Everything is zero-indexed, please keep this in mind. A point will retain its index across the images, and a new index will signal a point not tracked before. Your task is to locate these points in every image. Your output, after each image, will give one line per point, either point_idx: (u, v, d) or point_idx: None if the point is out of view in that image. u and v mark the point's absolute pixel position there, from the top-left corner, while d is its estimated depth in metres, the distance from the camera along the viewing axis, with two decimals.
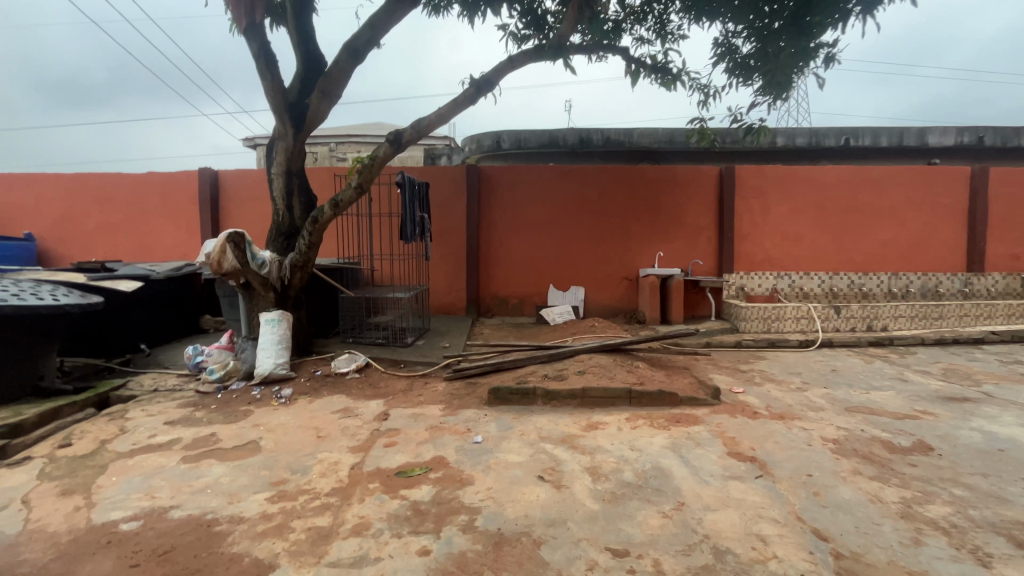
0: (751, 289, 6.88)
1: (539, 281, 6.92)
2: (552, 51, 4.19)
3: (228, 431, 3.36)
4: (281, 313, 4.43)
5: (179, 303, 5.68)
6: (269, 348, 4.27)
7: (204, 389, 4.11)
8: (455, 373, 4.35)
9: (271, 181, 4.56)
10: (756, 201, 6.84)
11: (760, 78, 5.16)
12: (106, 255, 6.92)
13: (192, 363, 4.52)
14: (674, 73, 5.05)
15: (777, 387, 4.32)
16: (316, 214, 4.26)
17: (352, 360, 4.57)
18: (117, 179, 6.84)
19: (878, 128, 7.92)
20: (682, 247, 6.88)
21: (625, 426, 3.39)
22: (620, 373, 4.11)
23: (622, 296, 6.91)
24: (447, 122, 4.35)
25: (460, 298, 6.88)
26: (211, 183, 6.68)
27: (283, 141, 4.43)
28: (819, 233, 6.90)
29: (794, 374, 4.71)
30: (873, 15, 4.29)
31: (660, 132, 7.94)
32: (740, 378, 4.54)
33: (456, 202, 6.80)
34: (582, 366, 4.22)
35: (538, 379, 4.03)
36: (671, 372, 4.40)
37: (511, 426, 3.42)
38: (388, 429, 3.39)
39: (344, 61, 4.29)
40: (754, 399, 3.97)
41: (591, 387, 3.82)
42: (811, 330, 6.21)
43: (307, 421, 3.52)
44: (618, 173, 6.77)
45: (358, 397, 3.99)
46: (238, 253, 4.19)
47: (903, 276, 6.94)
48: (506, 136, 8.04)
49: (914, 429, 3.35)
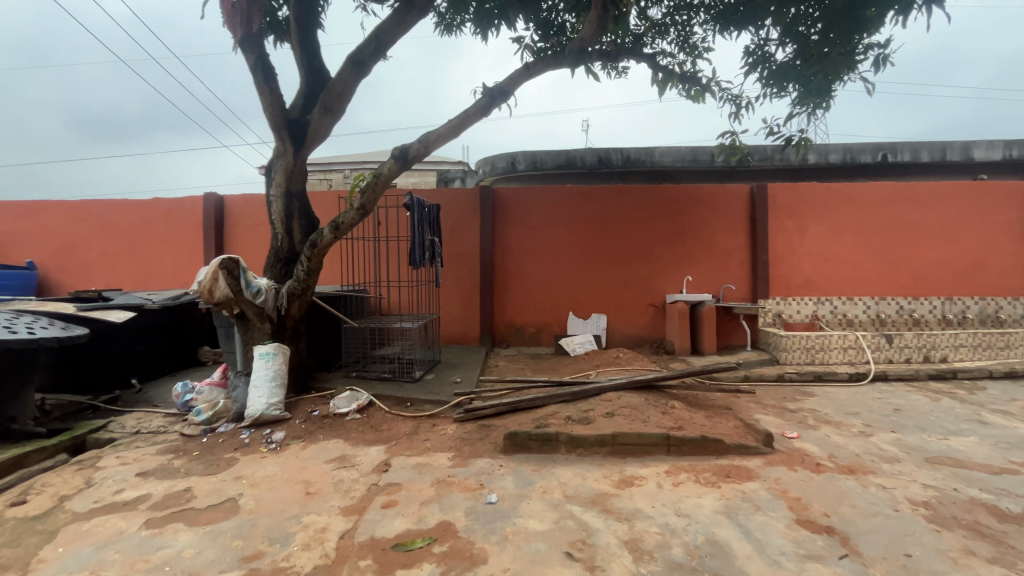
0: (789, 316, 6.32)
1: (557, 308, 6.46)
2: (572, 57, 3.85)
3: (205, 485, 2.92)
4: (277, 346, 4.04)
5: (176, 334, 5.35)
6: (261, 386, 3.86)
7: (189, 432, 3.72)
8: (466, 414, 3.88)
9: (270, 203, 4.24)
10: (791, 221, 6.34)
11: (798, 88, 4.77)
12: (108, 284, 6.68)
13: (180, 402, 4.13)
14: (703, 83, 4.66)
15: (836, 431, 3.74)
16: (316, 238, 3.90)
17: (354, 399, 4.13)
18: (121, 206, 6.65)
19: (918, 143, 7.41)
20: (712, 271, 6.39)
21: (666, 483, 2.87)
22: (654, 415, 3.60)
23: (648, 324, 6.40)
24: (457, 136, 4.01)
25: (473, 327, 6.44)
26: (216, 208, 6.45)
27: (282, 160, 4.12)
28: (862, 255, 6.35)
29: (852, 415, 4.12)
30: (939, 6, 3.67)
31: (683, 149, 7.54)
32: (790, 420, 3.98)
33: (469, 225, 6.44)
34: (610, 406, 3.72)
35: (560, 423, 3.54)
36: (712, 413, 3.86)
37: (531, 481, 2.93)
38: (387, 484, 2.92)
39: (347, 74, 3.99)
40: (813, 447, 3.41)
41: (622, 433, 3.31)
42: (860, 361, 5.60)
43: (296, 473, 3.07)
44: (640, 192, 6.36)
45: (357, 443, 3.54)
46: (231, 281, 3.87)
47: (958, 301, 6.32)
48: (520, 157, 7.72)
49: (1018, 488, 2.77)
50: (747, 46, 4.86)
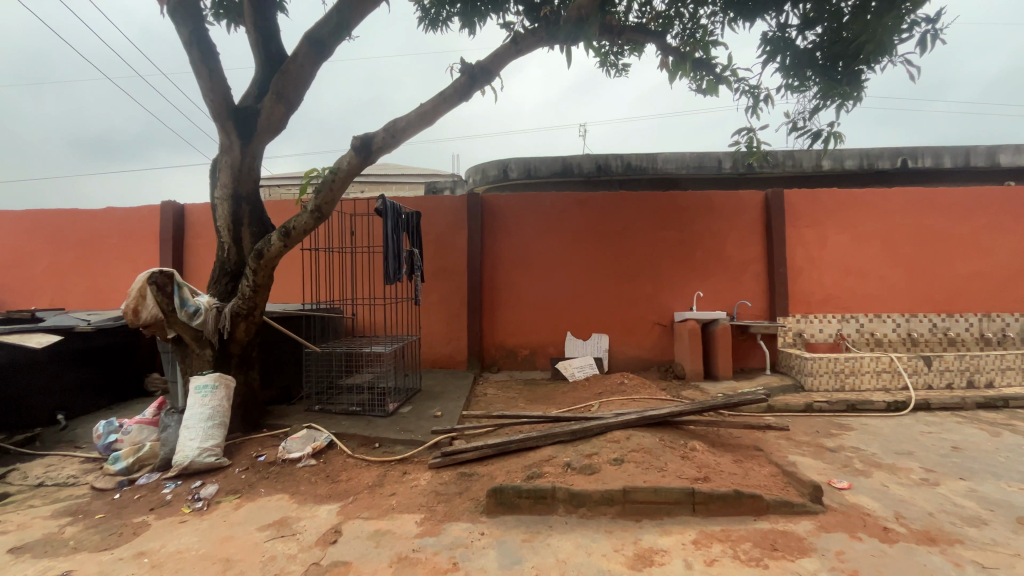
0: (811, 335, 5.70)
1: (553, 327, 5.81)
2: (570, 32, 3.31)
3: (93, 567, 2.23)
4: (219, 377, 3.40)
5: (116, 361, 4.67)
6: (193, 427, 3.19)
7: (102, 486, 3.03)
8: (444, 459, 3.20)
9: (215, 206, 3.62)
10: (810, 230, 5.76)
11: (820, 79, 4.22)
12: (52, 302, 6.00)
13: (101, 445, 3.44)
14: (719, 72, 4.11)
15: (893, 479, 3.08)
16: (263, 247, 3.29)
17: (310, 440, 3.45)
18: (71, 216, 6.02)
19: (940, 147, 6.89)
20: (724, 287, 5.77)
21: (696, 562, 2.20)
22: (672, 463, 2.94)
23: (655, 346, 5.75)
24: (431, 123, 3.44)
25: (461, 349, 5.78)
26: (174, 217, 5.81)
27: (228, 156, 3.51)
28: (890, 268, 5.74)
29: (905, 456, 3.47)
30: None
31: (688, 156, 7.00)
32: (834, 463, 3.33)
33: (456, 236, 5.83)
34: (618, 450, 3.06)
35: (557, 473, 2.88)
36: (741, 457, 3.20)
37: (521, 557, 2.25)
38: (333, 564, 2.23)
39: (305, 55, 3.43)
40: (872, 502, 2.75)
41: (636, 489, 2.64)
42: (896, 387, 4.96)
43: (216, 547, 2.38)
44: (642, 199, 5.78)
45: (306, 500, 2.85)
46: (162, 298, 3.25)
47: (996, 317, 5.72)
48: (514, 164, 7.18)
49: None
50: (764, 32, 4.28)
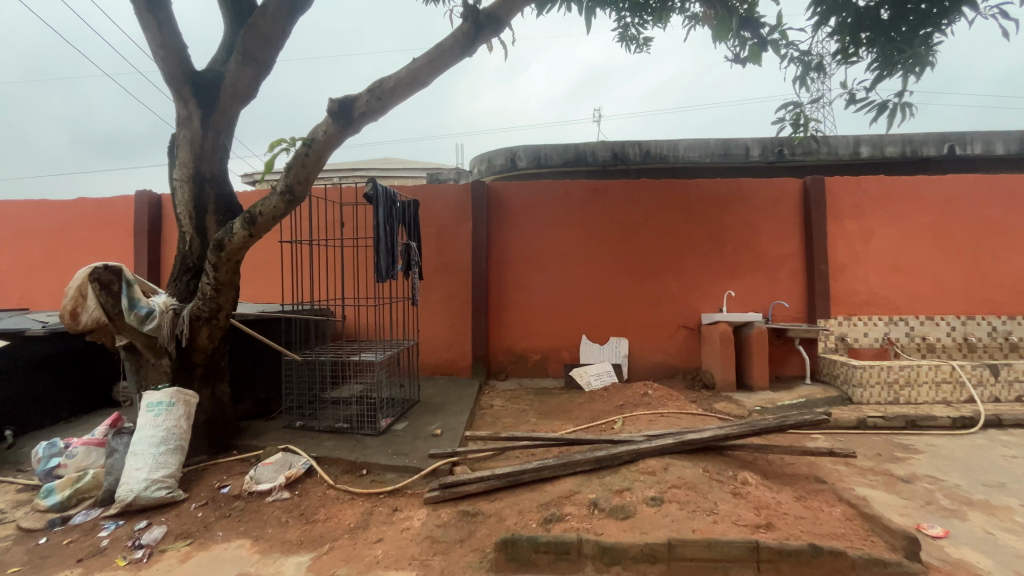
0: (855, 340, 5.11)
1: (567, 330, 5.25)
2: None
3: None
4: (177, 392, 2.86)
5: (77, 368, 4.15)
6: (141, 454, 2.65)
7: (29, 525, 2.51)
8: (443, 493, 2.65)
9: (175, 190, 3.11)
10: (854, 223, 5.16)
11: (877, 45, 3.60)
12: (21, 301, 5.51)
13: (41, 471, 2.91)
14: (767, 32, 3.51)
15: (997, 523, 2.49)
16: (225, 237, 2.78)
17: (284, 466, 2.91)
18: (42, 206, 5.52)
19: (991, 133, 6.25)
20: (757, 285, 5.18)
21: None
22: (723, 505, 2.37)
23: (680, 351, 5.17)
24: (429, 80, 2.92)
25: (465, 354, 5.23)
26: (151, 208, 5.29)
27: (187, 130, 3.00)
28: (944, 264, 5.13)
29: (996, 489, 2.88)
30: None
31: (712, 143, 6.40)
32: (915, 499, 2.75)
33: (460, 229, 5.27)
34: (655, 487, 2.50)
35: (582, 517, 2.32)
36: (805, 494, 2.62)
37: None
38: None
39: (276, 8, 2.94)
40: (982, 559, 2.17)
41: (684, 542, 2.07)
42: (958, 401, 4.36)
43: None
44: (665, 187, 5.20)
45: (270, 548, 2.31)
46: (106, 299, 2.71)
47: None
48: (522, 152, 6.62)
49: None
50: None
